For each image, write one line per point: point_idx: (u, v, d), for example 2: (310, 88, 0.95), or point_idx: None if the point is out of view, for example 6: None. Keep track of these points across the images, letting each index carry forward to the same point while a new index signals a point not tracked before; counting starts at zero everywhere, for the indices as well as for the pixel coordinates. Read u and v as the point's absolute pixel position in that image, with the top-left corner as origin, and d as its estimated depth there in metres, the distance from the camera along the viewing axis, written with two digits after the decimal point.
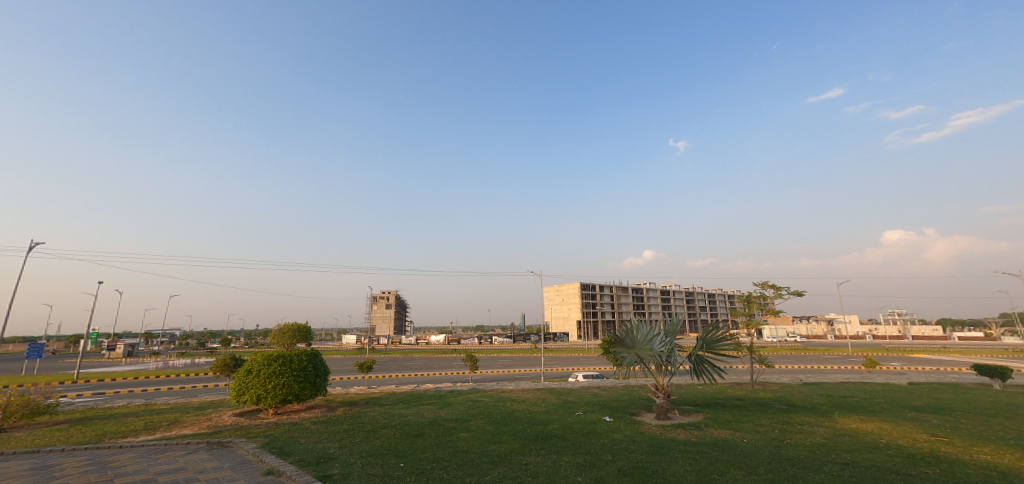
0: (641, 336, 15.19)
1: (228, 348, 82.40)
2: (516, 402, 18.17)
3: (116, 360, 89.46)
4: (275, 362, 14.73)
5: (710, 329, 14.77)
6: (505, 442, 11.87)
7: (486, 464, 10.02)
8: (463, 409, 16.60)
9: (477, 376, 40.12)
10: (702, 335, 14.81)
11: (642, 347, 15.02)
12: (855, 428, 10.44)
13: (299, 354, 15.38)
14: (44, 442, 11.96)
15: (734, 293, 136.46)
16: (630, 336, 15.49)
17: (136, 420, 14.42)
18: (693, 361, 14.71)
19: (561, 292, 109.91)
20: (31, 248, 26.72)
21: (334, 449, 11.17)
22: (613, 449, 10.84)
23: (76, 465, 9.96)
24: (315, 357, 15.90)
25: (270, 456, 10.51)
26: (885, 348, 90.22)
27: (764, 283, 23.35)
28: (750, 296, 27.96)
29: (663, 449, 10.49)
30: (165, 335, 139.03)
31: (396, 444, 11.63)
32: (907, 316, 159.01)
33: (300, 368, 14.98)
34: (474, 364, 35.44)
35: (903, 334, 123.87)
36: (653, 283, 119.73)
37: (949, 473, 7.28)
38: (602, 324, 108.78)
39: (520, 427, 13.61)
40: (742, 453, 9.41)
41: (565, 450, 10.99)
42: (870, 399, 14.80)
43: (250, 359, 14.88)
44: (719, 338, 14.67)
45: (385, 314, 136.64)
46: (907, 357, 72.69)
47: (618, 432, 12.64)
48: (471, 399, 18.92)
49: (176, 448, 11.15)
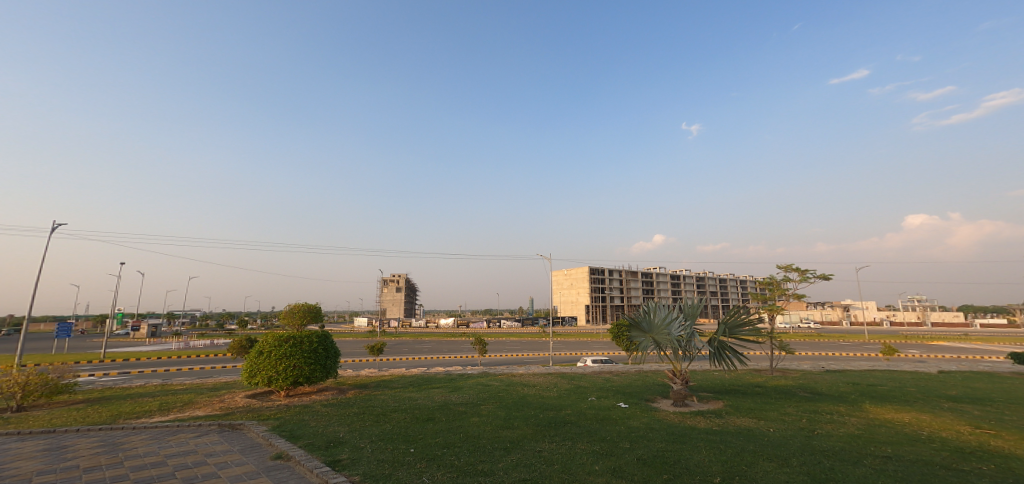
0: (659, 320, 14.61)
1: (245, 330, 84.09)
2: (528, 386, 17.88)
3: (137, 340, 92.05)
4: (286, 343, 14.58)
5: (733, 313, 14.21)
6: (518, 428, 11.60)
7: (499, 451, 9.74)
8: (475, 393, 16.36)
9: (486, 359, 40.12)
10: (723, 320, 14.27)
11: (660, 331, 14.50)
12: (889, 420, 9.89)
13: (310, 335, 15.21)
14: (61, 421, 11.98)
15: (746, 279, 134.59)
16: (647, 319, 14.90)
17: (151, 400, 14.44)
18: (713, 346, 14.26)
19: (570, 277, 109.48)
20: (54, 229, 27.12)
21: (344, 433, 11.05)
22: (630, 437, 10.47)
23: (88, 447, 9.90)
24: (325, 338, 15.74)
25: (279, 440, 10.40)
26: (903, 335, 88.15)
27: (787, 266, 22.46)
28: (773, 280, 27.09)
29: (683, 437, 10.09)
30: (185, 316, 142.91)
31: (406, 429, 11.52)
32: (927, 303, 155.39)
33: (311, 350, 14.84)
34: (484, 347, 35.26)
35: (923, 321, 121.11)
36: (664, 268, 118.58)
37: (1005, 469, 6.72)
38: (611, 309, 108.34)
39: (533, 412, 13.31)
40: (770, 444, 8.95)
41: (580, 438, 10.66)
42: (899, 388, 14.19)
43: (261, 340, 14.74)
44: (742, 323, 14.12)
45: (396, 298, 138.06)
46: (926, 345, 71.13)
47: (634, 419, 12.28)
48: (482, 383, 18.73)
49: (188, 430, 11.05)
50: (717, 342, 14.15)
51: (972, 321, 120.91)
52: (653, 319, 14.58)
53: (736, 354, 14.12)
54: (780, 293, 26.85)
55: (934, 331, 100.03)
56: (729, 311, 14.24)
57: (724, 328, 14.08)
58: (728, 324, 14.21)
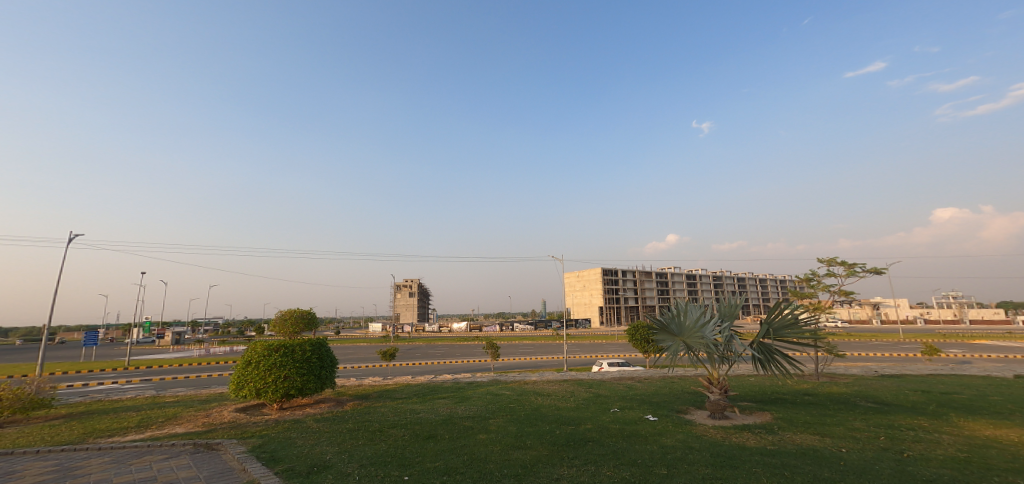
0: (690, 321, 12.72)
1: (260, 336, 84.37)
2: (542, 396, 16.25)
3: (157, 348, 93.27)
4: (276, 352, 13.23)
5: (781, 311, 12.18)
6: (532, 448, 9.98)
7: (508, 479, 8.11)
8: (484, 405, 14.85)
9: (499, 364, 38.63)
10: (767, 319, 12.39)
11: (692, 333, 12.61)
12: (991, 446, 7.96)
13: (302, 343, 13.85)
14: (25, 441, 10.76)
15: (766, 277, 130.43)
16: (677, 321, 12.96)
17: (133, 414, 13.18)
18: (757, 350, 12.42)
19: (582, 278, 107.22)
20: (62, 238, 26.58)
21: (331, 455, 9.75)
22: (666, 460, 8.74)
23: (39, 473, 8.60)
24: (320, 347, 14.38)
25: (255, 464, 9.04)
26: (939, 334, 83.35)
27: (831, 259, 20.31)
28: (813, 276, 24.72)
29: (734, 461, 8.32)
30: (206, 322, 145.26)
31: (402, 450, 10.23)
32: (961, 299, 147.78)
33: (303, 359, 13.49)
34: (494, 351, 33.64)
35: (959, 319, 114.88)
36: (679, 268, 115.46)
37: None
38: (626, 310, 105.76)
39: (548, 428, 11.68)
40: (850, 471, 7.12)
41: (606, 461, 8.96)
42: (978, 399, 12.18)
43: (249, 349, 13.36)
44: (793, 323, 12.08)
45: (408, 303, 137.70)
46: (964, 344, 66.44)
47: (668, 436, 10.54)
48: (492, 392, 17.17)
49: (157, 450, 9.68)
50: (762, 344, 12.24)
51: (1012, 319, 114.22)
52: (684, 320, 12.66)
53: (785, 357, 12.20)
54: (824, 289, 24.51)
55: (971, 329, 94.76)
56: (777, 309, 12.25)
57: (769, 328, 12.17)
58: (775, 324, 12.24)
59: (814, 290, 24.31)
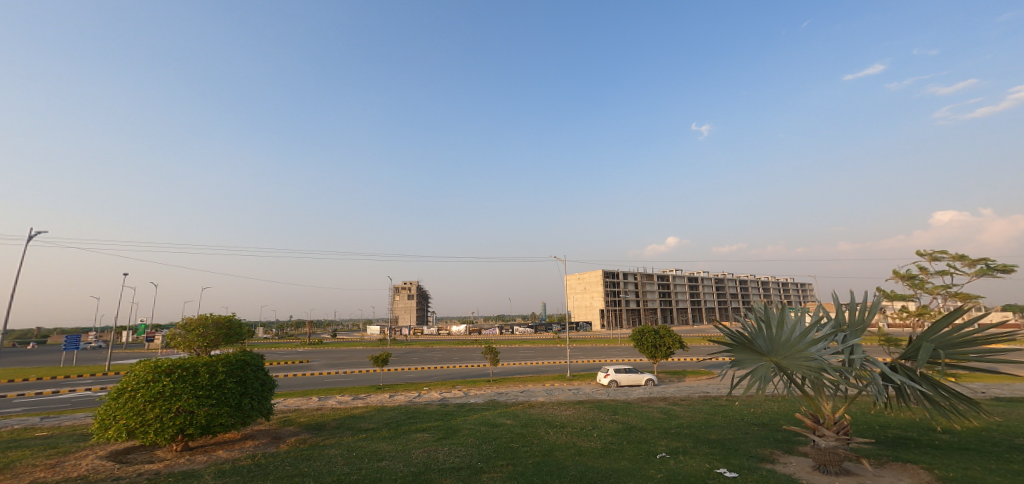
0: (788, 334, 7.47)
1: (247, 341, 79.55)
2: (557, 428, 11.98)
3: (147, 352, 88.81)
4: (167, 376, 8.82)
5: (947, 321, 6.98)
6: None
7: None
8: (475, 445, 10.62)
9: (499, 371, 34.29)
10: (929, 338, 7.23)
11: (793, 352, 7.42)
12: None
13: (211, 361, 9.45)
14: None
15: (769, 280, 126.55)
16: (765, 335, 7.70)
17: None
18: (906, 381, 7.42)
19: (584, 280, 102.98)
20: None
21: None
22: None
23: None
24: (244, 367, 10.00)
25: None
26: None
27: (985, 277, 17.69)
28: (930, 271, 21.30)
29: None
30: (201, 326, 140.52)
31: None
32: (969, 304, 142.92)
33: (212, 385, 9.12)
34: (494, 357, 29.34)
35: None
36: (681, 271, 111.32)
37: None
38: (627, 313, 101.44)
39: None
40: None
41: None
42: None
43: (128, 372, 8.92)
44: (975, 340, 6.95)
45: (407, 306, 132.93)
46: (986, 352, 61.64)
47: None
48: (489, 421, 12.96)
49: None
50: (918, 372, 7.14)
51: None
52: (778, 332, 7.45)
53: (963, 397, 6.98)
54: (932, 292, 20.59)
55: None
56: (939, 321, 7.04)
57: (932, 348, 6.92)
58: (936, 343, 7.18)
59: (923, 291, 20.33)
